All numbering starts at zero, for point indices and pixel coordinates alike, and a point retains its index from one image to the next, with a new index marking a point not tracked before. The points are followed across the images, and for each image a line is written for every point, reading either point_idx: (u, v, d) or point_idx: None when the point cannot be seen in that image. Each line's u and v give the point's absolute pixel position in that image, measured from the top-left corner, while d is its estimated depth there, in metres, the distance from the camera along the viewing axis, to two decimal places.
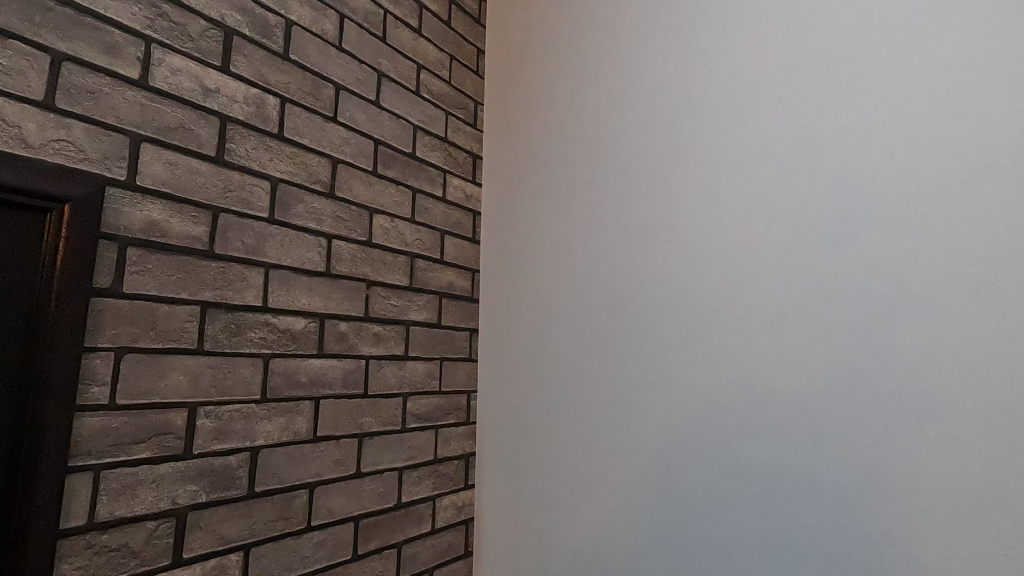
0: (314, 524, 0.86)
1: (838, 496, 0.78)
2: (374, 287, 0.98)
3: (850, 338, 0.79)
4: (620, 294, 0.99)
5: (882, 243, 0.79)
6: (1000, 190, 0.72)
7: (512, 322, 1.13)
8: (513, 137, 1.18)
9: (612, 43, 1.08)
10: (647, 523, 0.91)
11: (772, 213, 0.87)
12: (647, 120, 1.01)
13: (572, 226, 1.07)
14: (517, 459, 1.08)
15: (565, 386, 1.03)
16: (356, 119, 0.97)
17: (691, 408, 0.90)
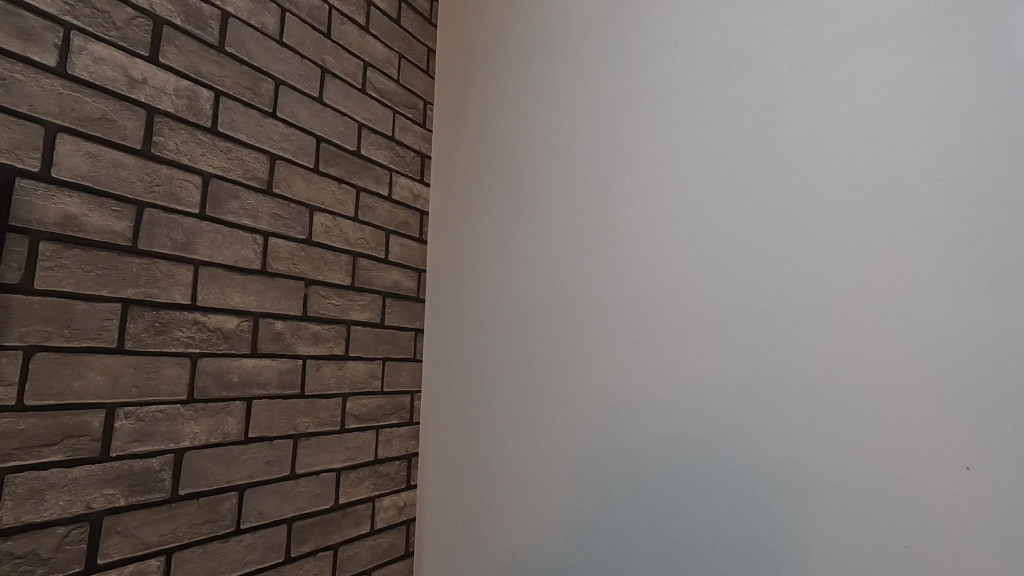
0: (243, 527, 0.84)
1: (754, 496, 0.79)
2: (313, 286, 0.97)
3: (781, 342, 0.80)
4: (559, 297, 1.00)
5: (802, 252, 0.80)
6: (912, 200, 0.74)
7: (456, 323, 1.13)
8: (461, 138, 1.18)
9: (556, 45, 1.08)
10: (578, 524, 0.93)
11: (700, 220, 0.88)
12: (593, 122, 1.01)
13: (513, 228, 1.07)
14: (458, 459, 1.09)
15: (505, 387, 1.04)
16: (297, 115, 0.95)
17: (623, 411, 0.91)
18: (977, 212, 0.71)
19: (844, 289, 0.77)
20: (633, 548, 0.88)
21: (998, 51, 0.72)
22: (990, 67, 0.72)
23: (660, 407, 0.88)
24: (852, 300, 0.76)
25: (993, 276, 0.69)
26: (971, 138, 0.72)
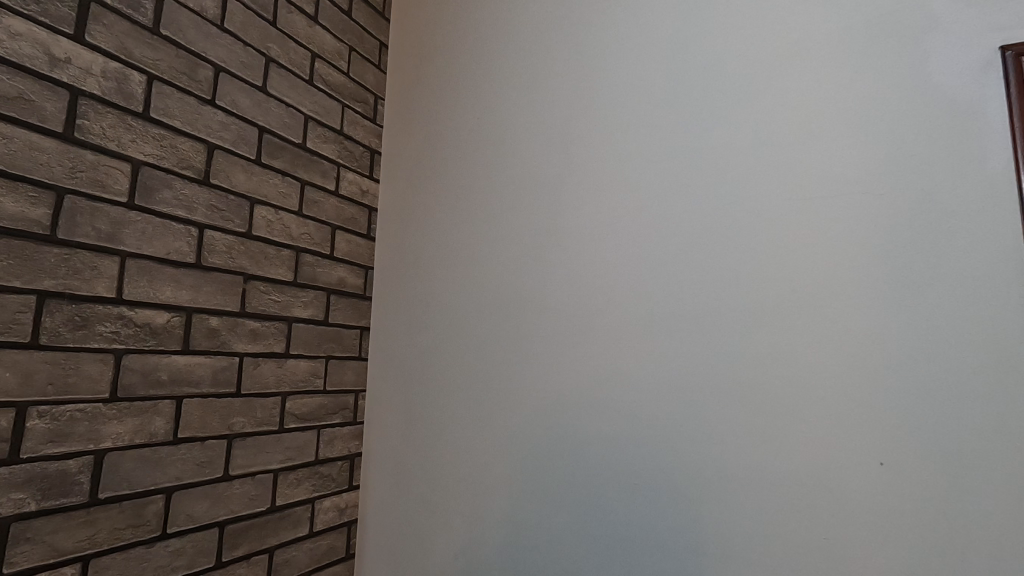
0: (170, 531, 0.81)
1: (688, 493, 0.82)
2: (253, 281, 0.94)
3: (717, 345, 0.83)
4: (506, 296, 1.00)
5: (737, 258, 0.83)
6: (838, 213, 0.78)
7: (403, 322, 1.12)
8: (413, 135, 1.17)
9: (509, 46, 1.08)
10: (520, 522, 0.93)
11: (644, 224, 0.90)
12: (544, 124, 1.02)
13: (463, 227, 1.07)
14: (402, 459, 1.07)
15: (451, 387, 1.03)
16: (239, 104, 0.92)
17: (566, 411, 0.92)
18: (894, 225, 0.76)
19: (775, 294, 0.80)
20: (573, 546, 0.89)
21: (917, 76, 0.77)
22: (907, 90, 0.77)
23: (602, 406, 0.89)
24: (782, 305, 0.80)
25: (907, 285, 0.74)
26: (891, 155, 0.77)
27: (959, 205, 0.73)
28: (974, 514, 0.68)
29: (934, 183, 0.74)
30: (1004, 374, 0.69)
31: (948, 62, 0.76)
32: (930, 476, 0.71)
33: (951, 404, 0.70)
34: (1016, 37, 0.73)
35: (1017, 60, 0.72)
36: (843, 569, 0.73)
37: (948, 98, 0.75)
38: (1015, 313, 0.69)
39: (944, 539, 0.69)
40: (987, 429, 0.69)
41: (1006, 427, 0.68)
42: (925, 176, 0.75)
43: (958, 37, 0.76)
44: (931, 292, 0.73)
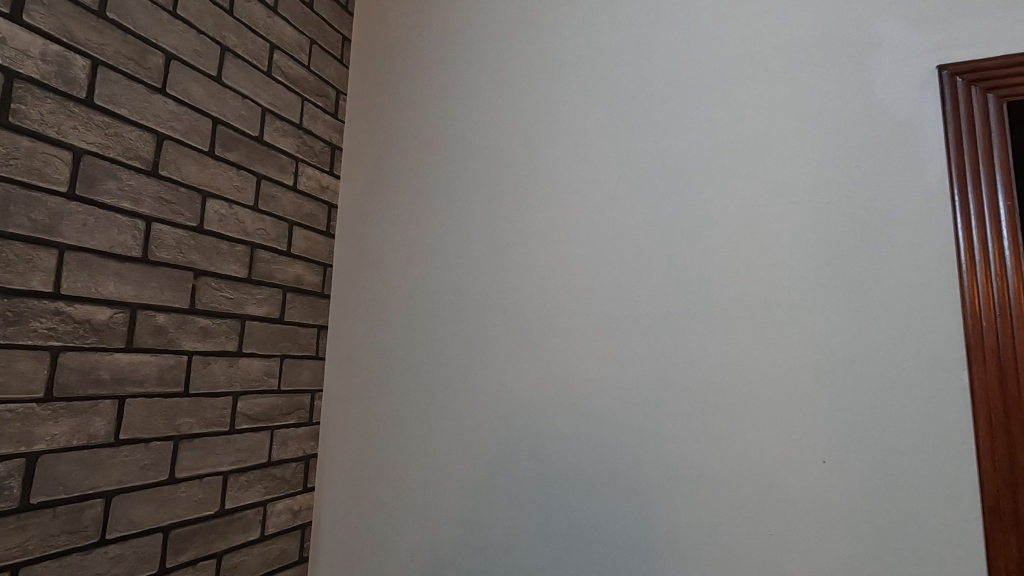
0: (109, 537, 0.77)
1: (642, 492, 0.83)
2: (204, 277, 0.90)
3: (672, 346, 0.84)
4: (466, 295, 1.00)
5: (692, 262, 0.85)
6: (788, 220, 0.81)
7: (363, 321, 1.10)
8: (375, 131, 1.15)
9: (474, 45, 1.08)
10: (477, 522, 0.93)
11: (604, 227, 0.91)
12: (507, 124, 1.02)
13: (425, 225, 1.06)
14: (359, 460, 1.06)
15: (410, 386, 1.02)
16: (191, 94, 0.89)
17: (525, 411, 0.92)
18: (840, 232, 0.79)
19: (728, 297, 0.83)
20: (530, 546, 0.89)
21: (862, 91, 0.81)
22: (853, 104, 0.81)
23: (560, 406, 0.90)
24: (734, 308, 0.82)
25: (851, 290, 0.77)
26: (838, 165, 0.80)
27: (898, 215, 0.77)
28: (908, 509, 0.72)
29: (877, 194, 0.78)
30: (937, 376, 0.73)
31: (890, 78, 0.79)
32: (869, 474, 0.74)
33: (889, 405, 0.74)
34: (952, 58, 0.77)
35: (953, 79, 0.76)
36: (788, 564, 0.76)
37: (890, 112, 0.79)
38: (947, 318, 0.73)
39: (880, 533, 0.73)
40: (921, 428, 0.73)
41: (938, 426, 0.72)
42: (868, 187, 0.78)
43: (900, 55, 0.79)
44: (872, 297, 0.76)
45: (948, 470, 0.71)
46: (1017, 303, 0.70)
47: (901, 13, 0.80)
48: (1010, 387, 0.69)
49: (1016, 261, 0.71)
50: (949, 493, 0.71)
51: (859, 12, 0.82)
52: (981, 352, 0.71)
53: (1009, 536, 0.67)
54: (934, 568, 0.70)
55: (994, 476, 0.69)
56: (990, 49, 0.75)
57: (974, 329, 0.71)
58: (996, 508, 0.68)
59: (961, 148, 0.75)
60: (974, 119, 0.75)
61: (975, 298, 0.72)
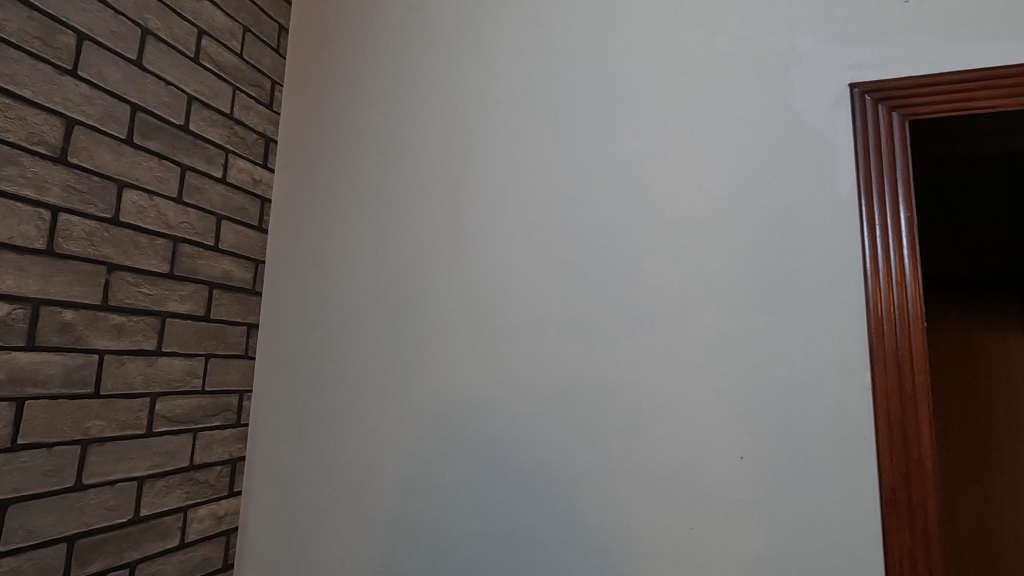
0: (5, 549, 0.72)
1: (570, 490, 0.85)
2: (118, 271, 0.86)
3: (602, 347, 0.86)
4: (401, 294, 0.99)
5: (623, 266, 0.87)
6: (713, 226, 0.84)
7: (295, 319, 1.07)
8: (312, 125, 1.12)
9: (415, 41, 1.07)
10: (407, 523, 0.92)
11: (539, 229, 0.92)
12: (445, 123, 1.01)
13: (361, 222, 1.04)
14: (288, 463, 1.02)
15: (343, 387, 1.00)
16: (107, 77, 0.84)
17: (457, 411, 0.92)
18: (761, 239, 0.82)
19: (656, 300, 0.85)
20: (459, 547, 0.89)
21: (783, 105, 0.84)
22: (775, 116, 0.84)
23: (493, 406, 0.90)
24: (662, 310, 0.84)
25: (768, 294, 0.81)
26: (760, 174, 0.84)
27: (813, 223, 0.81)
28: (816, 501, 0.76)
29: (794, 203, 0.82)
30: (845, 376, 0.77)
31: (810, 94, 0.84)
32: (782, 469, 0.78)
33: (801, 402, 0.78)
34: (862, 77, 0.82)
35: (863, 97, 0.81)
36: (707, 557, 0.78)
37: (807, 126, 0.83)
38: (855, 321, 0.78)
39: (791, 525, 0.76)
40: (829, 425, 0.77)
41: (843, 422, 0.76)
42: (787, 196, 0.82)
43: (819, 71, 0.84)
44: (788, 301, 0.80)
45: (853, 465, 0.75)
46: (913, 308, 0.76)
47: (819, 31, 0.85)
48: (906, 386, 0.75)
49: (914, 270, 0.76)
50: (853, 486, 0.75)
51: (782, 28, 0.86)
52: (882, 354, 0.76)
53: (903, 524, 0.72)
54: (839, 557, 0.74)
55: (892, 469, 0.74)
56: (896, 71, 0.81)
57: (877, 331, 0.76)
58: (892, 499, 0.73)
59: (869, 162, 0.80)
60: (880, 135, 0.80)
61: (878, 303, 0.77)
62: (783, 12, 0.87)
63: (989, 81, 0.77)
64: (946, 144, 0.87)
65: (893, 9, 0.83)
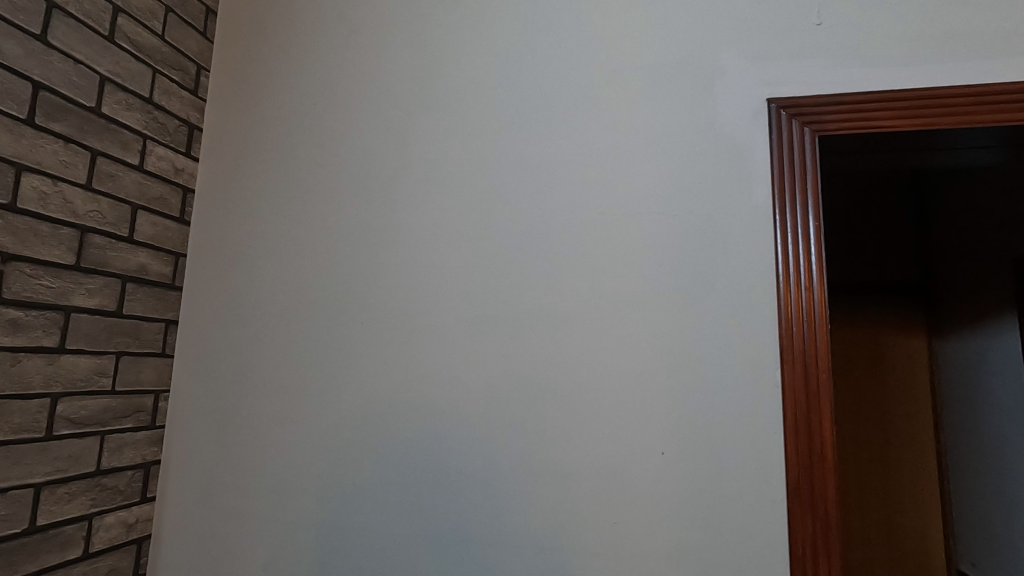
0: None
1: (497, 487, 0.85)
2: (15, 262, 0.79)
3: (533, 346, 0.87)
4: (332, 290, 0.96)
5: (553, 266, 0.88)
6: (641, 229, 0.87)
7: (218, 316, 1.02)
8: (241, 114, 1.08)
9: (351, 33, 1.04)
10: (332, 524, 0.90)
11: (473, 227, 0.92)
12: (381, 118, 1.00)
13: (291, 216, 1.01)
14: (208, 465, 0.98)
15: (268, 386, 0.97)
16: (5, 52, 0.77)
17: (387, 410, 0.91)
18: (683, 243, 0.86)
19: (585, 300, 0.87)
20: (385, 547, 0.88)
21: (707, 115, 0.88)
22: (701, 126, 0.88)
23: (424, 405, 0.89)
24: (590, 310, 0.86)
25: (691, 296, 0.85)
26: (685, 181, 0.87)
27: (732, 229, 0.85)
28: (730, 494, 0.80)
29: (715, 209, 0.86)
30: (757, 375, 0.81)
31: (732, 106, 0.88)
32: (698, 463, 0.81)
33: (717, 400, 0.82)
34: (779, 93, 0.87)
35: (779, 112, 0.86)
36: (628, 550, 0.81)
37: (729, 136, 0.87)
38: (767, 323, 0.82)
39: (707, 517, 0.80)
40: (744, 421, 0.81)
41: (756, 419, 0.81)
42: (709, 202, 0.86)
43: (740, 85, 0.88)
44: (708, 303, 0.84)
45: (764, 458, 0.80)
46: (819, 311, 0.81)
47: (742, 47, 0.89)
48: (811, 384, 0.80)
49: (820, 276, 0.82)
50: (764, 478, 0.79)
51: (708, 42, 0.90)
52: (791, 353, 0.81)
53: (806, 513, 0.77)
54: (751, 546, 0.78)
55: (797, 462, 0.79)
56: (808, 89, 0.86)
57: (787, 332, 0.81)
58: (797, 489, 0.78)
59: (782, 173, 0.85)
60: (794, 148, 0.85)
61: (789, 305, 0.82)
62: (709, 27, 0.91)
63: (888, 104, 0.84)
64: (850, 160, 0.94)
65: (807, 31, 0.88)
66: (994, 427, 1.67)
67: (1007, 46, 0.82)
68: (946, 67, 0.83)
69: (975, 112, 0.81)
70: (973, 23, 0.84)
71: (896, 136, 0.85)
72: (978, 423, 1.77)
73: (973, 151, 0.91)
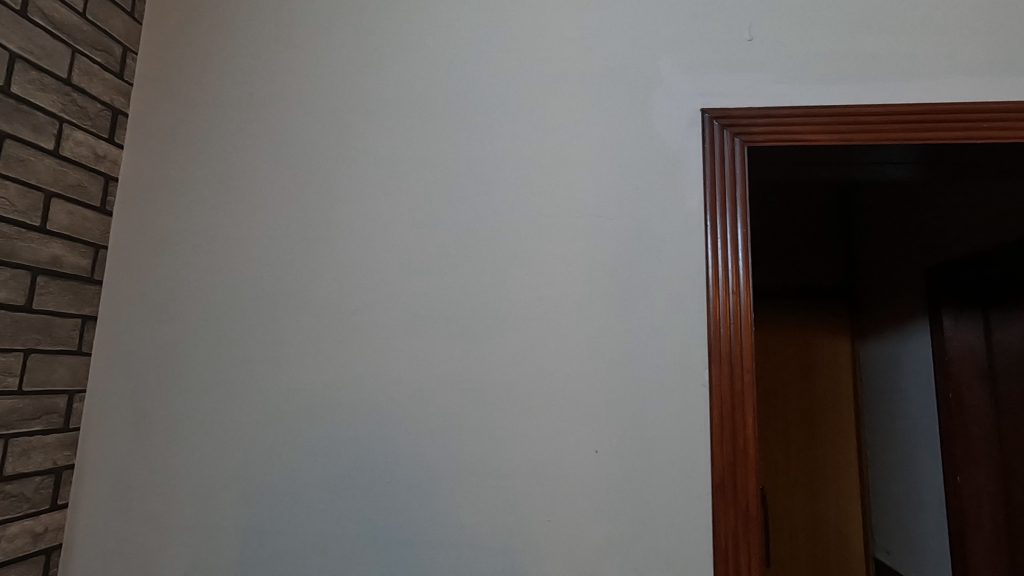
0: None
1: (431, 486, 0.85)
2: None
3: (470, 345, 0.87)
4: (265, 286, 0.93)
5: (492, 265, 0.89)
6: (578, 231, 0.89)
7: (142, 312, 0.97)
8: (171, 100, 1.03)
9: (291, 22, 1.01)
10: (262, 527, 0.87)
11: (413, 226, 0.91)
12: (319, 111, 0.97)
13: (224, 208, 0.97)
14: (128, 469, 0.93)
15: (195, 386, 0.92)
16: None
17: (322, 410, 0.89)
18: (619, 246, 0.88)
19: (524, 300, 0.88)
20: (315, 549, 0.85)
21: (643, 122, 0.91)
22: (638, 132, 0.91)
23: (358, 405, 0.88)
24: (527, 310, 0.87)
25: (625, 298, 0.87)
26: (622, 185, 0.89)
27: (666, 235, 0.88)
28: (660, 490, 0.82)
29: (650, 214, 0.88)
30: (686, 375, 0.84)
31: (667, 114, 0.91)
32: (630, 461, 0.83)
33: (648, 399, 0.84)
34: (712, 104, 0.91)
35: (712, 123, 0.90)
36: (560, 546, 0.82)
37: (664, 143, 0.90)
38: (697, 325, 0.85)
39: (637, 513, 0.82)
40: (673, 419, 0.84)
41: (686, 417, 0.83)
42: (645, 207, 0.89)
43: (675, 94, 0.91)
44: (642, 305, 0.86)
45: (693, 456, 0.83)
46: (745, 314, 0.85)
47: (677, 58, 0.92)
48: (737, 383, 0.83)
49: (746, 280, 0.86)
50: (693, 474, 0.82)
51: (645, 51, 0.93)
52: (719, 354, 0.84)
53: (728, 506, 0.81)
54: (678, 539, 0.81)
55: (721, 458, 0.82)
56: (739, 102, 0.90)
57: (715, 334, 0.85)
58: (722, 482, 0.81)
59: (714, 181, 0.88)
60: (725, 158, 0.89)
61: (716, 308, 0.85)
62: (646, 37, 0.93)
63: (811, 119, 0.88)
64: (777, 171, 0.99)
65: (739, 46, 0.92)
66: (908, 423, 1.80)
67: (916, 70, 0.89)
68: (864, 87, 0.89)
69: (889, 131, 0.87)
70: (887, 48, 0.90)
71: (818, 150, 0.90)
72: (893, 419, 1.90)
73: (887, 167, 0.97)
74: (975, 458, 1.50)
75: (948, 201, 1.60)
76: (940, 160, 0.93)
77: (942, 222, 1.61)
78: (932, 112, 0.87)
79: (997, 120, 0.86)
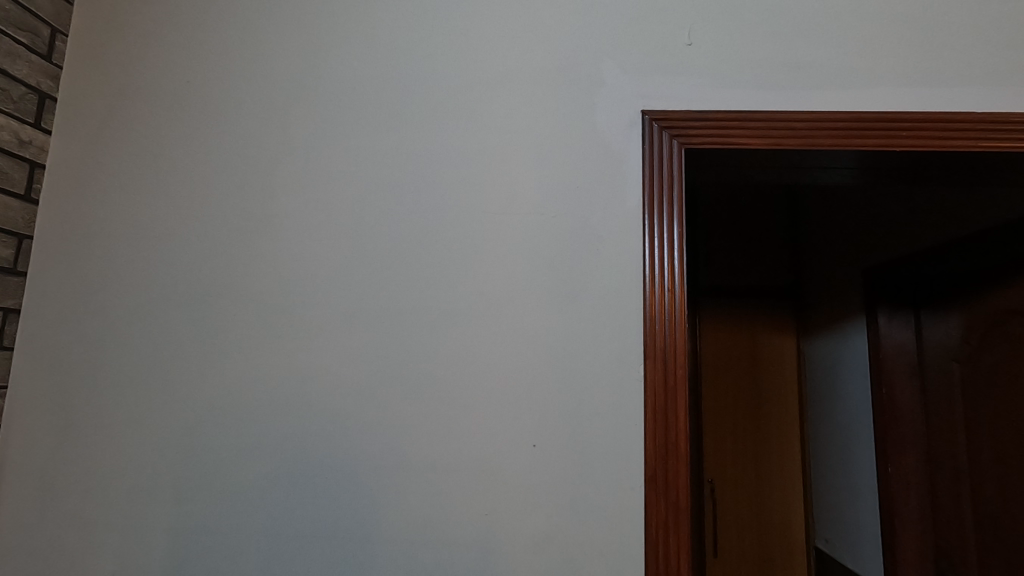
0: None
1: (369, 481, 0.85)
2: None
3: (411, 341, 0.87)
4: (202, 278, 0.91)
5: (435, 261, 0.89)
6: (521, 228, 0.89)
7: (70, 304, 0.93)
8: (103, 85, 0.99)
9: (232, 10, 0.99)
10: (195, 523, 0.85)
11: (355, 219, 0.90)
12: (260, 101, 0.95)
13: (159, 198, 0.94)
14: (53, 465, 0.89)
15: (126, 381, 0.90)
16: None
17: (259, 405, 0.87)
18: (561, 243, 0.89)
19: (466, 296, 0.88)
20: (248, 546, 0.84)
21: (586, 121, 0.92)
22: (581, 131, 0.92)
23: (296, 401, 0.87)
24: (469, 306, 0.88)
25: (566, 294, 0.88)
26: (564, 183, 0.91)
27: (607, 232, 0.89)
28: (595, 482, 0.84)
29: (592, 212, 0.90)
30: (623, 370, 0.86)
31: (609, 114, 0.92)
32: (567, 454, 0.85)
33: (586, 394, 0.86)
34: (652, 105, 0.93)
35: (652, 123, 0.92)
36: (497, 538, 0.83)
37: (606, 142, 0.92)
38: (634, 321, 0.87)
39: (574, 505, 0.84)
40: (610, 414, 0.85)
41: (622, 412, 0.85)
42: (586, 205, 0.90)
43: (617, 95, 0.93)
44: (582, 301, 0.88)
45: (629, 449, 0.85)
46: (680, 310, 0.87)
47: (620, 60, 0.94)
48: (671, 378, 0.86)
49: (681, 278, 0.88)
50: (628, 467, 0.84)
51: (589, 51, 0.94)
52: (654, 350, 0.86)
53: (659, 497, 0.83)
54: (612, 530, 0.83)
55: (654, 451, 0.84)
56: (677, 104, 0.93)
57: (651, 330, 0.87)
58: (654, 474, 0.83)
59: (653, 181, 0.90)
60: (663, 158, 0.91)
61: (653, 305, 0.87)
62: (591, 37, 0.95)
63: (746, 123, 0.91)
64: (716, 172, 1.02)
65: (679, 49, 0.94)
66: (847, 417, 1.88)
67: (843, 79, 0.93)
68: (795, 93, 0.93)
69: (818, 136, 0.91)
70: (818, 56, 0.94)
71: (753, 153, 0.93)
72: (833, 413, 1.98)
73: (821, 171, 1.01)
74: (905, 450, 1.58)
75: (884, 205, 1.67)
76: (869, 165, 0.98)
77: (880, 224, 1.69)
78: (857, 120, 0.91)
79: (916, 129, 0.90)
